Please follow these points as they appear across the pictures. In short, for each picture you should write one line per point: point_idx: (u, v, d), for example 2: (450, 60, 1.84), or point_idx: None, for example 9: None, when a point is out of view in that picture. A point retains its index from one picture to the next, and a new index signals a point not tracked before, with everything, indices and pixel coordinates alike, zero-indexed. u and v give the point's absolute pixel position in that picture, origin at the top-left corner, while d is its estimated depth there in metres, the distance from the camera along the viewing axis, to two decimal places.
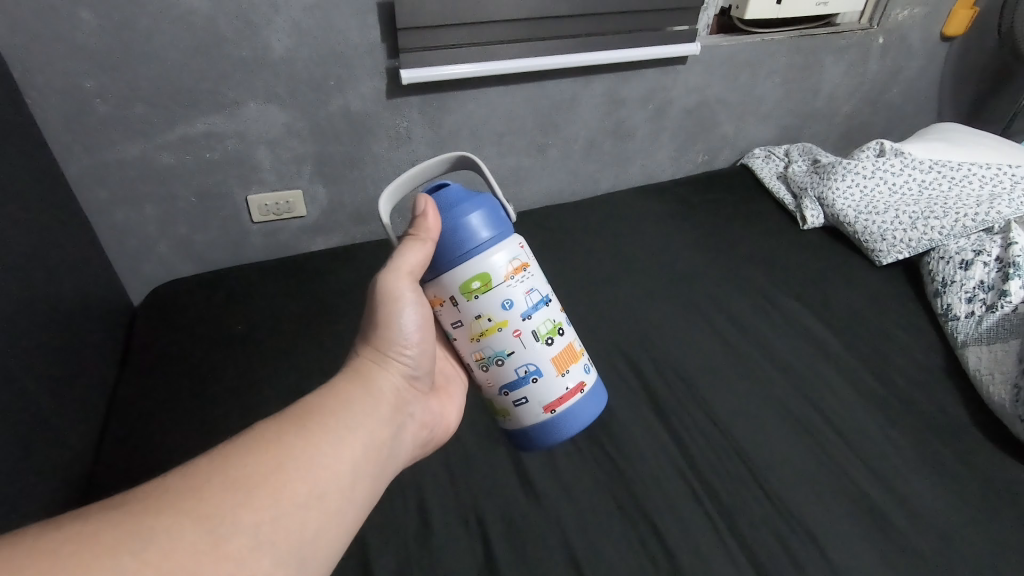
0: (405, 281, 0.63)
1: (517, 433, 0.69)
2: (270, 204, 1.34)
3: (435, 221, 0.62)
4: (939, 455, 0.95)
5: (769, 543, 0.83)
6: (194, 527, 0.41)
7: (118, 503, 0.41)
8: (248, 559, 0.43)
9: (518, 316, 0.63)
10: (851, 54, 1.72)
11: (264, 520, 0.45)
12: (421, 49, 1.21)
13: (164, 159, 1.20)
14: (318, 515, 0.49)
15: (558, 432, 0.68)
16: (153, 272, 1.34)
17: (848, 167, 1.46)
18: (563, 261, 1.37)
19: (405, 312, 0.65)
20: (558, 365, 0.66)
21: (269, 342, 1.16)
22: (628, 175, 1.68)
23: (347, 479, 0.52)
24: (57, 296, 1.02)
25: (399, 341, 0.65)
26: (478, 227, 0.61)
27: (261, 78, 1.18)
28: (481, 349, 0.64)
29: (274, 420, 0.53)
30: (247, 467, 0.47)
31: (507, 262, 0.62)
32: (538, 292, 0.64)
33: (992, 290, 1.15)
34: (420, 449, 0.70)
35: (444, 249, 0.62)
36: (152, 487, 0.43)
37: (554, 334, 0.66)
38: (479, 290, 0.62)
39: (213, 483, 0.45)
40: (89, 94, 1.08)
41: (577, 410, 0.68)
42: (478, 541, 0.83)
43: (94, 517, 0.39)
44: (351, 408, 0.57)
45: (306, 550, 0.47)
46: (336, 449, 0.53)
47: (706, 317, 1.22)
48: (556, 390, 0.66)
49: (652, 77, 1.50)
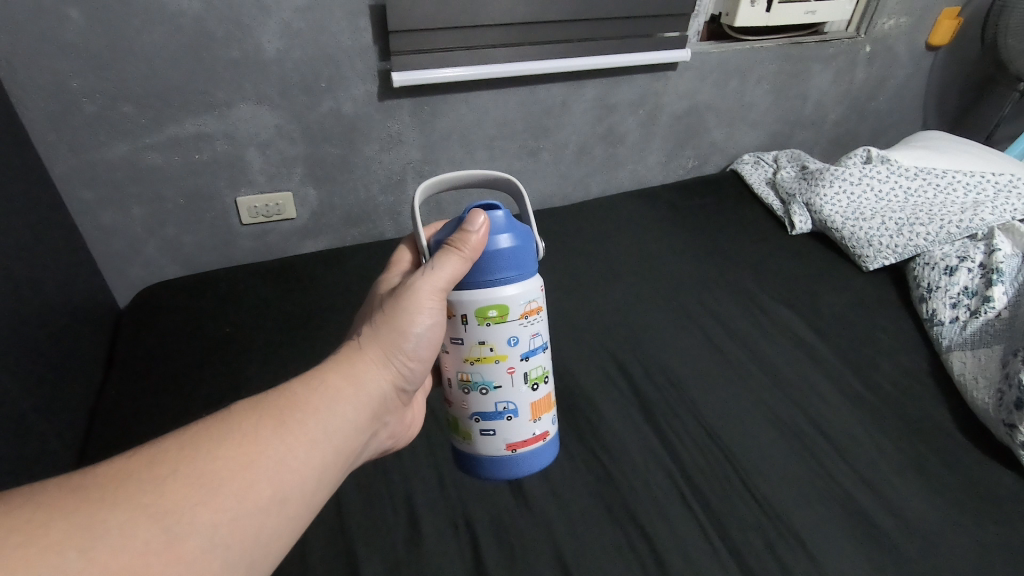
0: (435, 296, 0.60)
1: (466, 458, 0.69)
2: (260, 206, 1.33)
3: (480, 242, 0.60)
4: (924, 459, 0.96)
5: (757, 546, 0.83)
6: (150, 524, 0.40)
7: (76, 489, 0.40)
8: (198, 562, 0.41)
9: (518, 355, 0.63)
10: (839, 62, 1.75)
11: (222, 522, 0.43)
12: (414, 52, 1.21)
13: (153, 160, 1.18)
14: (276, 522, 0.47)
15: (509, 471, 0.68)
16: (140, 274, 1.32)
17: (836, 173, 1.48)
18: (554, 265, 1.37)
19: (421, 323, 0.62)
20: (534, 411, 0.67)
21: (256, 346, 1.15)
22: (619, 179, 1.68)
23: (312, 484, 0.51)
24: (42, 298, 1.00)
25: (406, 348, 0.62)
26: (511, 261, 0.61)
27: (252, 79, 1.17)
28: (472, 372, 0.64)
29: (255, 409, 0.51)
30: (216, 463, 0.45)
31: (526, 302, 0.62)
32: (541, 338, 0.65)
33: (976, 296, 1.17)
34: (384, 449, 0.69)
35: (475, 271, 0.61)
36: (115, 474, 0.42)
37: (541, 380, 0.66)
38: (493, 319, 0.61)
39: (178, 475, 0.43)
40: (77, 94, 1.07)
41: (535, 458, 0.68)
42: (467, 546, 0.82)
43: (48, 506, 0.38)
44: (332, 404, 0.55)
45: (257, 555, 0.46)
46: (311, 453, 0.51)
47: (696, 321, 1.23)
48: (523, 433, 0.66)
49: (643, 82, 1.51)
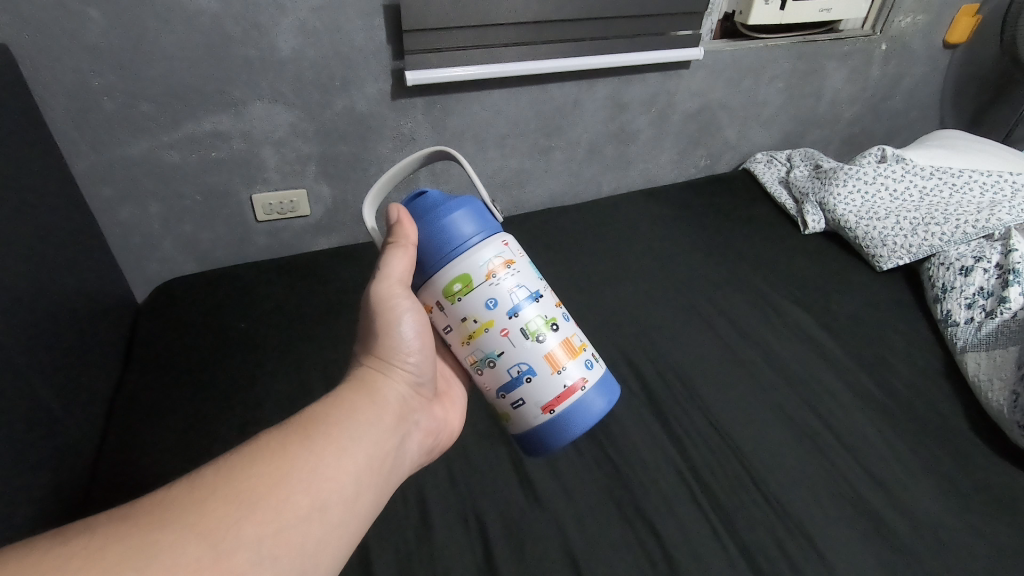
0: (397, 289, 0.66)
1: (523, 438, 0.70)
2: (274, 203, 1.35)
3: (412, 228, 0.66)
4: (936, 458, 0.96)
5: (767, 545, 0.84)
6: (197, 544, 0.43)
7: (124, 517, 0.43)
8: (249, 573, 0.44)
9: (503, 314, 0.64)
10: (854, 60, 1.73)
11: (267, 533, 0.46)
12: (427, 51, 1.22)
13: (171, 158, 1.21)
14: (320, 527, 0.50)
15: (562, 433, 0.67)
16: (157, 269, 1.35)
17: (850, 172, 1.46)
18: (565, 262, 1.38)
19: (404, 321, 0.67)
20: (552, 363, 0.66)
21: (270, 342, 1.16)
22: (630, 178, 1.69)
23: (348, 491, 0.53)
24: (63, 292, 1.02)
25: (401, 349, 0.67)
26: (455, 230, 0.64)
27: (268, 78, 1.19)
28: (473, 352, 0.66)
29: (280, 429, 0.54)
30: (252, 480, 0.48)
31: (488, 262, 0.64)
32: (525, 289, 0.65)
33: (991, 297, 1.16)
34: (426, 456, 0.72)
35: (426, 254, 0.65)
36: (159, 500, 0.45)
37: (546, 331, 0.66)
38: (460, 292, 0.64)
39: (217, 494, 0.46)
40: (97, 93, 1.08)
41: (577, 410, 0.67)
42: (477, 540, 0.83)
43: (100, 533, 0.41)
44: (353, 419, 0.59)
45: (308, 563, 0.49)
46: (340, 459, 0.54)
47: (707, 320, 1.23)
48: (552, 389, 0.66)
49: (656, 81, 1.51)
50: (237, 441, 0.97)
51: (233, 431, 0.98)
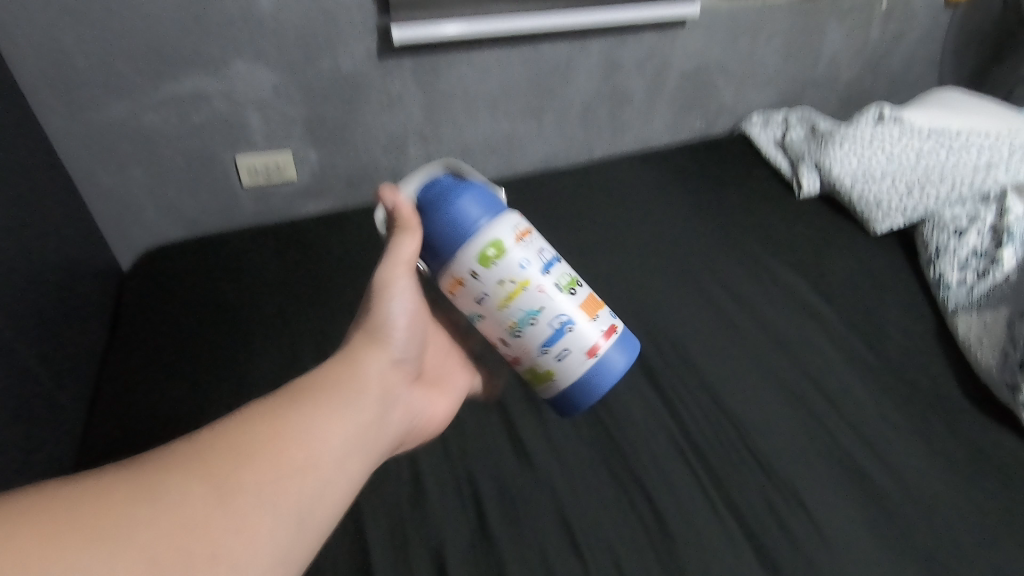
0: (398, 270, 0.67)
1: (562, 400, 0.69)
2: (260, 168, 1.31)
3: (435, 211, 0.63)
4: (925, 419, 0.97)
5: (756, 505, 0.85)
6: (189, 497, 0.44)
7: (113, 472, 0.44)
8: (239, 528, 0.45)
9: (538, 271, 0.63)
10: (854, 18, 1.68)
11: (254, 495, 0.47)
12: (414, 8, 1.18)
13: (150, 121, 1.17)
14: (307, 488, 0.51)
15: (602, 383, 0.68)
16: (142, 237, 1.32)
17: (847, 134, 1.43)
18: (557, 228, 1.36)
19: (393, 303, 0.68)
20: (587, 311, 0.66)
21: (259, 311, 1.14)
22: (624, 142, 1.65)
23: (333, 453, 0.54)
24: (44, 259, 1.00)
25: (387, 325, 0.68)
26: (477, 204, 0.62)
27: (248, 36, 1.14)
28: (512, 317, 0.64)
29: (269, 401, 0.55)
30: (239, 443, 0.50)
31: (516, 229, 0.64)
32: (548, 250, 0.66)
33: (984, 257, 1.15)
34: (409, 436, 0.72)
35: (451, 232, 0.62)
36: (148, 461, 0.46)
37: (574, 284, 0.67)
38: (495, 257, 0.62)
39: (204, 459, 0.47)
40: (69, 50, 1.05)
41: (615, 354, 0.68)
42: (471, 504, 0.84)
43: (88, 485, 0.42)
44: (339, 389, 0.59)
45: (299, 522, 0.49)
46: (325, 425, 0.55)
47: (700, 284, 1.22)
48: (592, 335, 0.66)
49: (651, 40, 1.47)
50: (227, 408, 0.96)
51: (222, 401, 0.98)
